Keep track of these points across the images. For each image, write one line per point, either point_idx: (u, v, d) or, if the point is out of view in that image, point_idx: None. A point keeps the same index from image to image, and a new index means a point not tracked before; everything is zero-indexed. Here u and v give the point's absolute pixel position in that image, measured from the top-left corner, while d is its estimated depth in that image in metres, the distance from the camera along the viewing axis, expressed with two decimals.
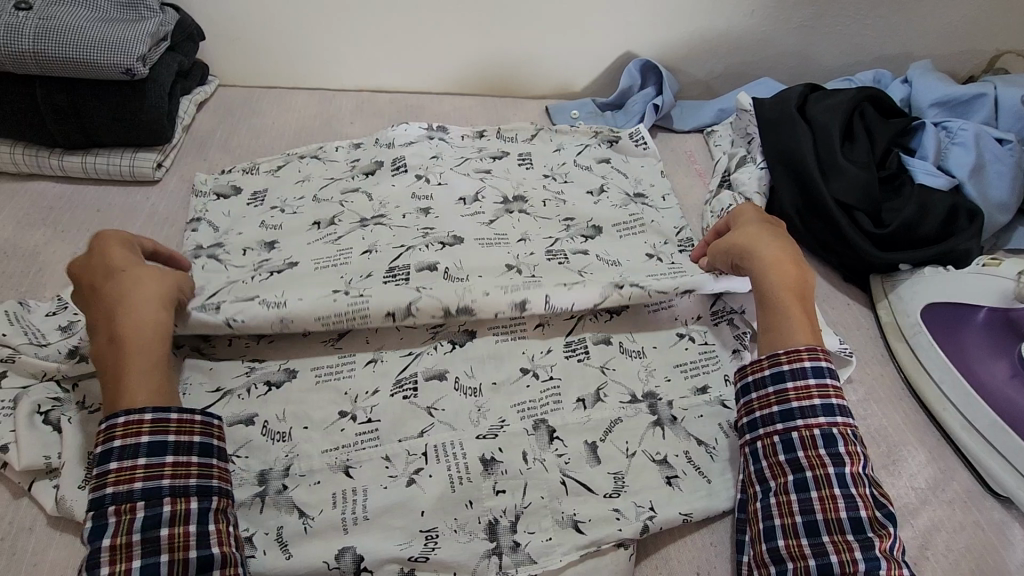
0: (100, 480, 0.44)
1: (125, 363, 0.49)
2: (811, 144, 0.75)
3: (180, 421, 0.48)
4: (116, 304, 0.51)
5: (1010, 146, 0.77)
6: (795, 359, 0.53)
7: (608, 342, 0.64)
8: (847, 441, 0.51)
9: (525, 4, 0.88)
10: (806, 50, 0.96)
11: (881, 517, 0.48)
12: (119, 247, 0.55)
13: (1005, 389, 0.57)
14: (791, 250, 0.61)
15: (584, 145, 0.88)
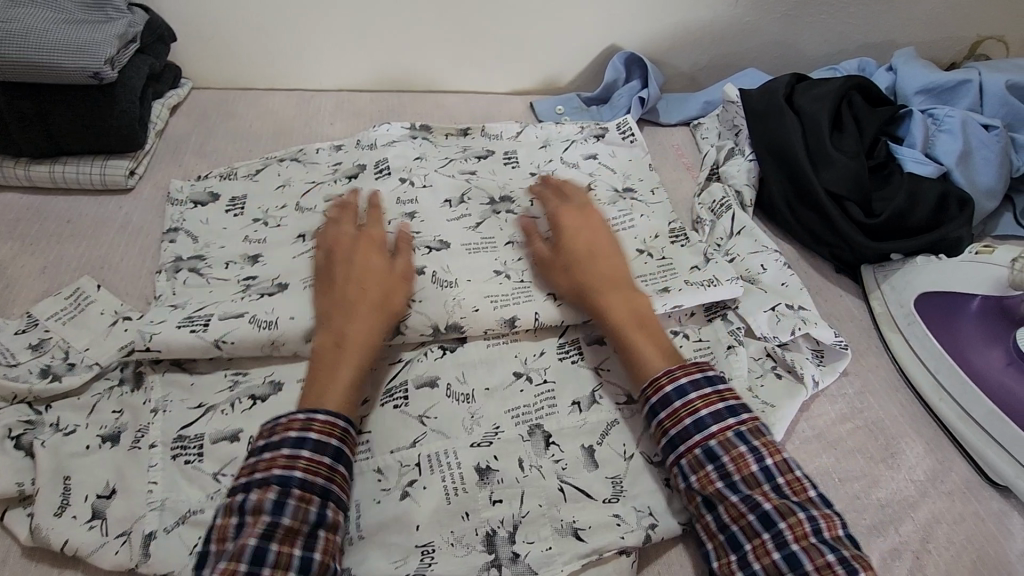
0: (252, 462, 0.47)
1: (333, 365, 0.53)
2: (800, 134, 0.74)
3: (351, 439, 0.51)
4: (352, 306, 0.56)
5: (998, 131, 0.76)
6: (657, 391, 0.53)
7: (602, 342, 0.63)
8: (728, 446, 0.50)
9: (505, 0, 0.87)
10: (790, 40, 0.95)
11: (789, 505, 0.47)
12: (375, 251, 0.61)
13: (1002, 377, 0.57)
14: (607, 277, 0.61)
15: (570, 140, 0.87)
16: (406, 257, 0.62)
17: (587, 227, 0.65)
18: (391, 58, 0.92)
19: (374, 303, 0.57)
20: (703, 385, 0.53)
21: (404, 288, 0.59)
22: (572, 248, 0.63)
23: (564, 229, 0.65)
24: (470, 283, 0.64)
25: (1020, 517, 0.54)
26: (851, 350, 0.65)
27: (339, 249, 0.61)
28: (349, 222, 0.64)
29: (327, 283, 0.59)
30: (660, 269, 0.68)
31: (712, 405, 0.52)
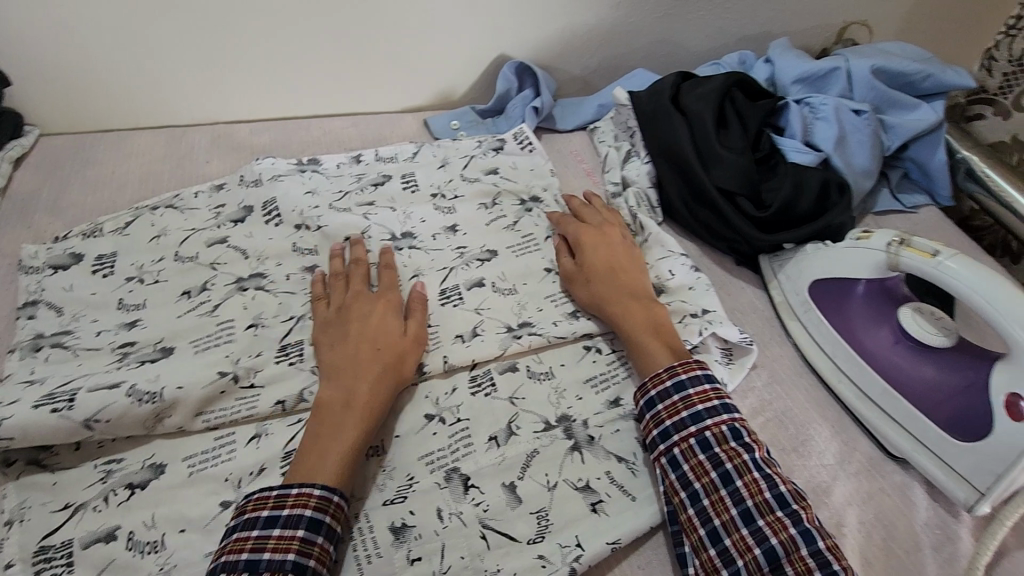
0: (260, 540, 0.46)
1: (343, 425, 0.51)
2: (688, 134, 0.75)
3: (337, 507, 0.48)
4: (363, 365, 0.55)
5: (868, 114, 0.80)
6: (689, 369, 0.55)
7: (515, 368, 0.62)
8: (721, 439, 0.52)
9: (384, 19, 0.83)
10: (674, 37, 0.97)
11: (768, 500, 0.48)
12: (389, 309, 0.60)
13: (888, 356, 0.59)
14: (623, 281, 0.65)
15: (469, 155, 0.85)
16: (421, 316, 0.60)
17: (608, 233, 0.70)
18: (268, 85, 0.86)
19: (387, 361, 0.55)
20: (701, 383, 0.55)
21: (416, 350, 0.58)
22: (594, 258, 0.67)
23: (591, 235, 0.69)
24: None
25: (921, 487, 0.56)
26: (757, 343, 0.66)
27: (351, 300, 0.60)
28: (357, 273, 0.63)
29: (337, 334, 0.58)
30: None
31: (709, 401, 0.54)
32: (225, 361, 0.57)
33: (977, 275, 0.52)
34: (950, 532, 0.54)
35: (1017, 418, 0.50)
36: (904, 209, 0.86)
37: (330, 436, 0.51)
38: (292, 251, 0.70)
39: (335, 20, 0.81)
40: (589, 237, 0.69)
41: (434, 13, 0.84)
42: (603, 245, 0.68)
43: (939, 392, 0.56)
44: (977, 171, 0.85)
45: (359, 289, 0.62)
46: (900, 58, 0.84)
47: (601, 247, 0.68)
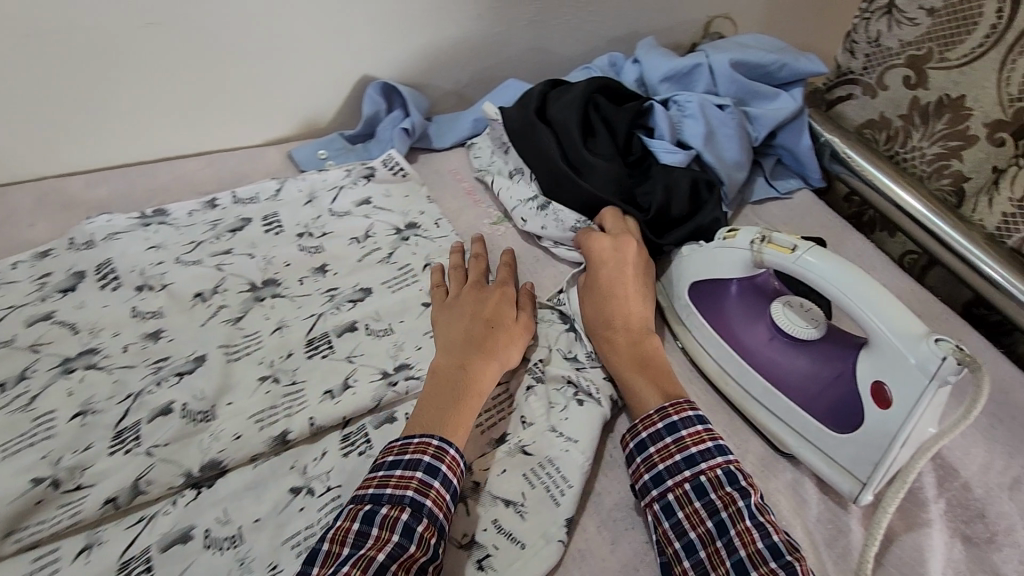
0: (384, 477, 0.48)
1: (460, 390, 0.55)
2: (557, 147, 0.73)
3: (450, 459, 0.50)
4: (483, 343, 0.59)
5: (731, 108, 0.82)
6: (680, 410, 0.54)
7: (392, 419, 0.58)
8: (716, 483, 0.50)
9: (225, 50, 0.76)
10: (544, 44, 0.95)
11: (762, 551, 0.45)
12: (505, 299, 0.64)
13: (765, 353, 0.59)
14: (622, 308, 0.63)
15: (338, 187, 0.79)
16: (530, 309, 0.65)
17: (611, 251, 0.66)
18: (99, 130, 0.77)
19: (504, 340, 0.60)
20: (694, 424, 0.54)
21: (524, 339, 0.62)
22: (592, 278, 0.65)
23: (594, 254, 0.66)
24: (232, 406, 0.56)
25: (811, 482, 0.56)
26: None
27: (472, 291, 0.66)
28: (476, 269, 0.69)
29: (458, 315, 0.63)
30: None
31: (703, 443, 0.52)
32: (42, 466, 0.50)
33: (826, 262, 0.53)
34: (840, 525, 0.53)
35: (883, 405, 0.50)
36: (780, 195, 0.89)
37: (442, 396, 0.54)
38: (131, 317, 0.62)
39: (168, 54, 0.73)
40: (592, 253, 0.66)
41: (281, 38, 0.78)
42: (602, 266, 0.65)
43: (815, 386, 0.56)
44: (840, 153, 0.88)
45: (477, 283, 0.67)
46: (756, 50, 0.85)
47: (599, 267, 0.65)
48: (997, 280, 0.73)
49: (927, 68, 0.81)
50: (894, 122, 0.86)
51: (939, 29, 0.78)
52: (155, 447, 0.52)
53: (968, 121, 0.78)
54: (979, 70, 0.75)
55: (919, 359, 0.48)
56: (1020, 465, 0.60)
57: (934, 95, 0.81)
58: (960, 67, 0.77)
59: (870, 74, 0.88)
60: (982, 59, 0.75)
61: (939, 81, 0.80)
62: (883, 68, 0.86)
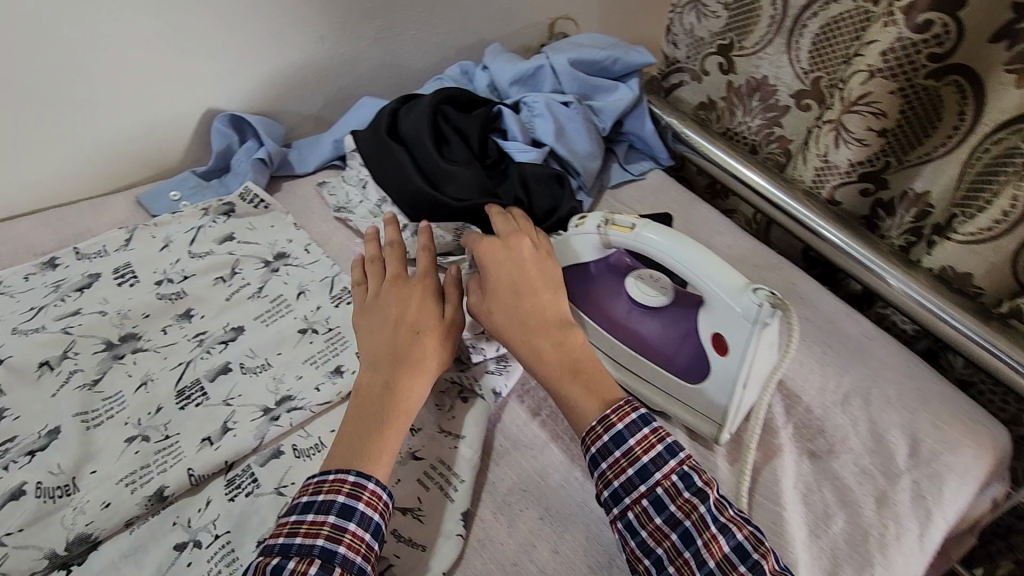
0: (295, 524, 0.46)
1: (385, 412, 0.53)
2: (412, 163, 0.75)
3: (371, 492, 0.48)
4: (407, 353, 0.56)
5: (575, 104, 0.88)
6: (621, 417, 0.53)
7: (280, 453, 0.57)
8: (674, 493, 0.50)
9: (35, 100, 0.71)
10: (396, 60, 0.97)
11: (729, 556, 0.47)
12: (427, 294, 0.60)
13: (627, 325, 0.65)
14: (538, 305, 0.59)
15: (194, 227, 0.76)
16: (458, 296, 0.62)
17: (520, 241, 0.62)
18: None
19: (427, 343, 0.57)
20: (641, 428, 0.52)
21: (451, 338, 0.59)
22: (497, 269, 0.60)
23: (501, 247, 0.62)
24: (97, 474, 0.53)
25: (682, 432, 0.62)
26: None
27: (392, 287, 0.61)
28: (392, 257, 0.64)
29: (380, 319, 0.59)
30: (327, 344, 0.66)
31: (653, 449, 0.51)
32: None
33: (655, 235, 0.59)
34: (709, 465, 0.60)
35: (722, 351, 0.57)
36: (635, 177, 0.97)
37: (363, 424, 0.52)
38: None
39: None
40: (497, 242, 0.62)
41: (100, 82, 0.74)
42: (508, 260, 0.61)
43: (670, 346, 0.62)
44: (680, 133, 0.96)
45: (395, 273, 0.63)
46: (590, 48, 0.92)
47: (508, 258, 0.61)
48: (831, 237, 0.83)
49: (732, 56, 0.91)
50: (719, 103, 0.97)
51: (735, 21, 0.88)
52: (9, 534, 0.49)
53: (775, 95, 0.88)
54: (771, 53, 0.86)
55: (743, 308, 0.55)
56: (848, 382, 0.70)
57: (743, 79, 0.91)
58: (758, 52, 0.87)
59: (693, 62, 0.97)
60: (771, 45, 0.85)
61: (744, 66, 0.90)
62: (702, 57, 0.96)
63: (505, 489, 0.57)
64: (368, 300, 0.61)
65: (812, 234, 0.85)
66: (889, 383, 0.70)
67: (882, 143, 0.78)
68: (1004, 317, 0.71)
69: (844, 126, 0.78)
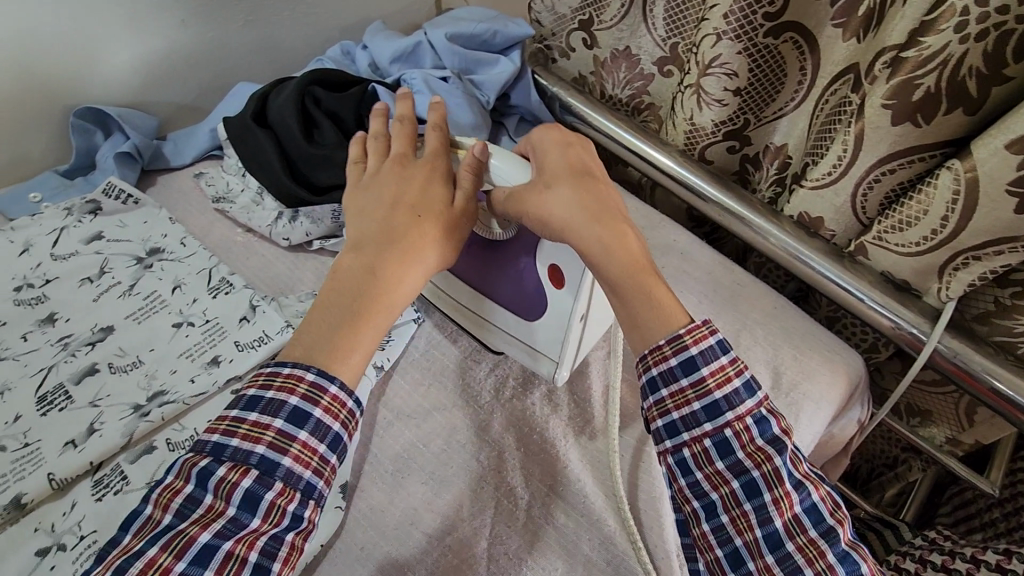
0: (234, 424, 0.46)
1: (364, 297, 0.52)
2: (277, 148, 0.74)
3: (331, 400, 0.48)
4: (396, 240, 0.54)
5: (453, 79, 0.88)
6: (700, 339, 0.50)
7: (152, 449, 0.56)
8: (743, 439, 0.49)
9: None
10: (269, 43, 0.93)
11: (800, 519, 0.46)
12: (433, 178, 0.59)
13: (470, 263, 0.64)
14: (600, 205, 0.54)
15: (57, 228, 0.73)
16: (470, 184, 0.58)
17: (578, 152, 0.58)
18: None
19: (420, 229, 0.55)
20: (717, 356, 0.50)
21: (451, 228, 0.57)
22: (560, 166, 0.56)
23: (560, 148, 0.57)
24: None
25: (564, 387, 0.65)
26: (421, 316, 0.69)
27: (394, 166, 0.60)
28: (399, 141, 0.63)
29: (378, 199, 0.58)
30: (204, 336, 0.65)
31: (728, 384, 0.49)
32: None
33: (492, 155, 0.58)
34: (587, 415, 0.63)
35: (558, 284, 0.58)
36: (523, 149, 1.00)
37: (339, 312, 0.51)
38: None
39: None
40: (555, 143, 0.57)
41: None
42: (571, 150, 0.58)
43: (510, 286, 0.62)
44: (566, 103, 0.98)
45: (401, 156, 0.62)
46: (467, 23, 0.92)
47: (571, 159, 0.56)
48: (709, 199, 0.86)
49: (594, 30, 0.96)
50: (590, 78, 1.04)
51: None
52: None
53: (640, 64, 0.95)
54: (628, 24, 0.92)
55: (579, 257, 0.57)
56: (719, 325, 0.75)
57: (607, 52, 0.97)
58: (614, 26, 0.93)
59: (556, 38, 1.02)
60: (628, 16, 0.91)
61: (607, 40, 0.96)
62: (566, 32, 1.00)
63: (389, 459, 0.58)
64: (369, 181, 0.61)
65: (695, 194, 0.88)
66: (758, 325, 0.75)
67: (739, 102, 0.82)
68: (853, 255, 0.76)
69: (702, 89, 0.82)
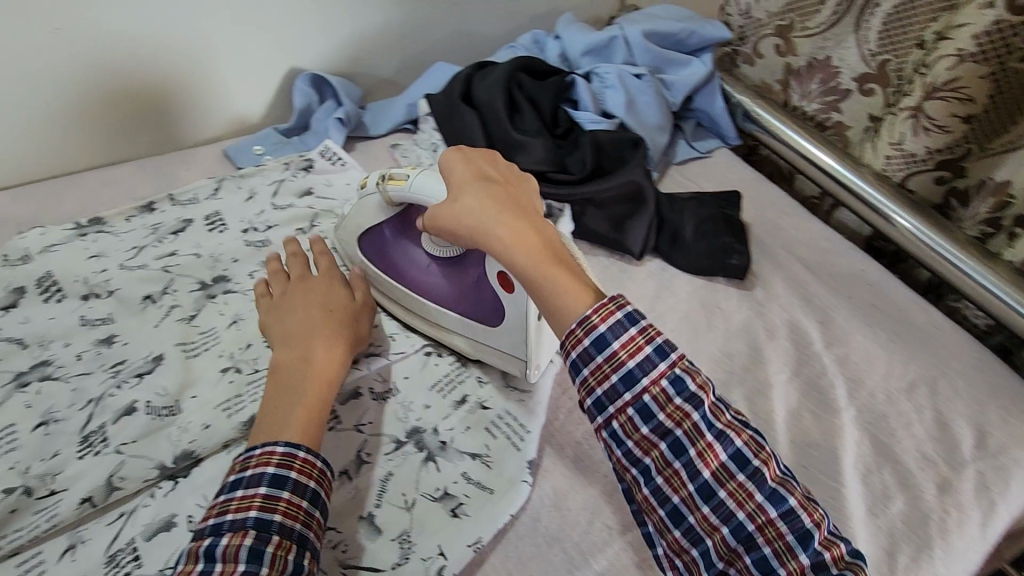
0: (224, 503, 0.45)
1: (303, 381, 0.53)
2: (481, 126, 0.77)
3: (302, 460, 0.48)
4: (322, 327, 0.57)
5: (648, 76, 0.87)
6: (604, 318, 0.46)
7: (357, 394, 0.60)
8: (663, 401, 0.45)
9: (129, 56, 0.75)
10: (467, 28, 0.97)
11: (727, 467, 0.45)
12: (335, 283, 0.63)
13: (418, 274, 0.65)
14: (511, 199, 0.53)
15: (278, 179, 0.80)
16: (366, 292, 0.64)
17: (491, 157, 0.57)
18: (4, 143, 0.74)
19: (340, 323, 0.58)
20: (626, 329, 0.46)
21: (365, 318, 0.62)
22: (468, 176, 0.55)
23: (470, 157, 0.56)
24: (195, 399, 0.58)
25: (743, 404, 0.64)
26: None
27: (297, 285, 0.62)
28: (296, 266, 0.65)
29: (292, 311, 0.59)
30: None
31: (640, 353, 0.46)
32: (12, 476, 0.51)
33: (433, 184, 0.59)
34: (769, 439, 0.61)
35: (508, 288, 0.58)
36: (701, 154, 0.95)
37: (290, 392, 0.52)
38: (80, 325, 0.62)
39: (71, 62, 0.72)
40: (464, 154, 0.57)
41: (186, 40, 0.77)
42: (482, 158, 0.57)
43: (469, 293, 0.62)
44: (750, 112, 0.94)
45: (302, 275, 0.64)
46: (664, 20, 0.91)
47: (482, 164, 0.56)
48: (910, 230, 0.78)
49: (793, 37, 0.91)
50: (774, 86, 0.97)
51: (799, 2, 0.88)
52: (124, 445, 0.54)
53: (837, 78, 0.87)
54: (836, 33, 0.86)
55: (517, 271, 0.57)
56: (916, 369, 0.69)
57: (804, 60, 0.91)
58: (820, 34, 0.87)
59: (744, 43, 0.98)
60: (838, 25, 0.85)
61: (805, 47, 0.90)
62: (757, 37, 0.96)
63: (571, 446, 0.59)
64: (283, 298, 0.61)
65: (886, 222, 0.80)
66: (958, 376, 0.68)
67: (966, 130, 0.74)
68: None
69: (925, 112, 0.74)
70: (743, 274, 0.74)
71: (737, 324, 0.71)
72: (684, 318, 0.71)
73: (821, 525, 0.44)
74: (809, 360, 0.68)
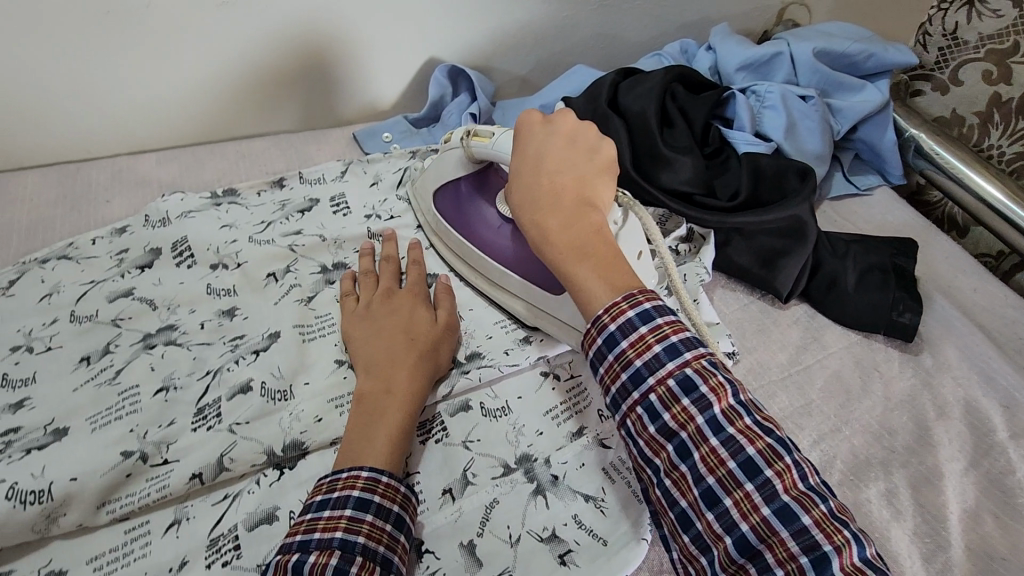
0: (311, 521, 0.43)
1: (383, 420, 0.50)
2: (628, 135, 0.69)
3: (386, 485, 0.46)
4: (399, 355, 0.54)
5: (815, 99, 0.78)
6: (615, 318, 0.43)
7: (467, 407, 0.56)
8: (669, 401, 0.41)
9: (281, 33, 0.75)
10: (611, 30, 0.92)
11: (733, 473, 0.40)
12: (418, 301, 0.60)
13: (487, 230, 0.64)
14: (549, 185, 0.51)
15: (403, 169, 0.78)
16: (450, 307, 0.61)
17: (553, 129, 0.54)
18: (160, 106, 0.76)
19: (422, 350, 0.55)
20: (637, 327, 0.43)
21: (449, 340, 0.58)
22: (523, 157, 0.54)
23: (530, 134, 0.55)
24: (308, 386, 0.56)
25: (906, 492, 0.54)
26: (739, 356, 0.63)
27: (380, 299, 0.60)
28: (386, 272, 0.63)
29: (376, 329, 0.57)
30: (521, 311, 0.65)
31: (649, 352, 0.42)
32: (129, 439, 0.51)
33: None
34: (938, 541, 0.51)
35: None
36: (859, 192, 0.83)
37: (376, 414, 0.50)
38: (206, 293, 0.62)
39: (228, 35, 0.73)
40: (525, 131, 0.56)
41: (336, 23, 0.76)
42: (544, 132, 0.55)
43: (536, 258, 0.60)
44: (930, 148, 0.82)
45: (388, 287, 0.61)
46: (841, 38, 0.81)
47: (537, 141, 0.54)
48: None
49: (1011, 62, 0.78)
50: (968, 119, 0.83)
51: None
52: (237, 424, 0.53)
53: None
54: None
55: None
56: None
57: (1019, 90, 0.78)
58: None
59: (944, 69, 0.85)
60: None
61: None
62: (958, 62, 0.84)
63: None
64: (366, 307, 0.60)
65: None
66: None
67: None
68: None
69: None
70: (911, 335, 0.64)
71: (901, 394, 0.61)
72: (835, 377, 0.62)
73: (845, 552, 0.37)
74: (991, 451, 0.57)
